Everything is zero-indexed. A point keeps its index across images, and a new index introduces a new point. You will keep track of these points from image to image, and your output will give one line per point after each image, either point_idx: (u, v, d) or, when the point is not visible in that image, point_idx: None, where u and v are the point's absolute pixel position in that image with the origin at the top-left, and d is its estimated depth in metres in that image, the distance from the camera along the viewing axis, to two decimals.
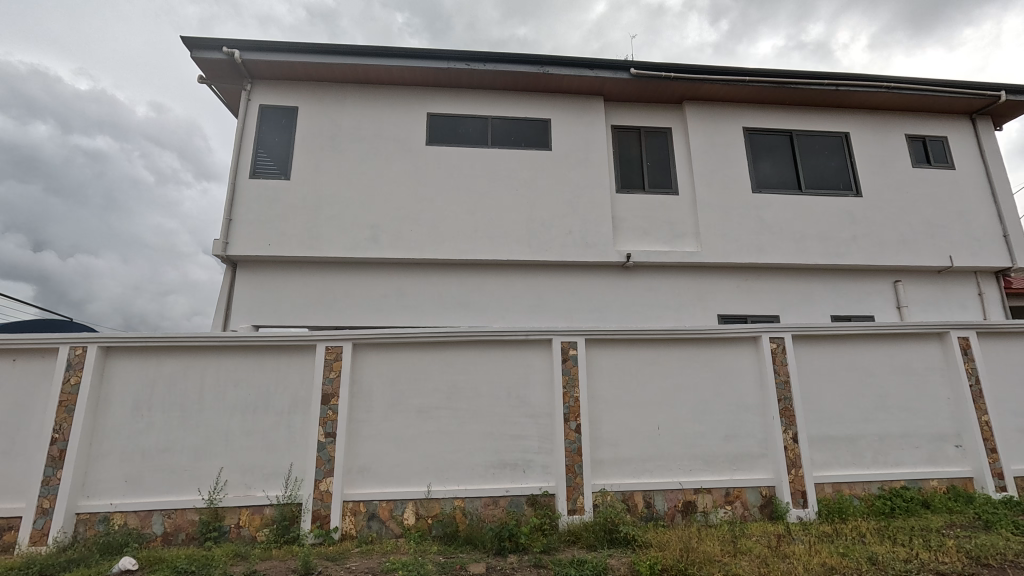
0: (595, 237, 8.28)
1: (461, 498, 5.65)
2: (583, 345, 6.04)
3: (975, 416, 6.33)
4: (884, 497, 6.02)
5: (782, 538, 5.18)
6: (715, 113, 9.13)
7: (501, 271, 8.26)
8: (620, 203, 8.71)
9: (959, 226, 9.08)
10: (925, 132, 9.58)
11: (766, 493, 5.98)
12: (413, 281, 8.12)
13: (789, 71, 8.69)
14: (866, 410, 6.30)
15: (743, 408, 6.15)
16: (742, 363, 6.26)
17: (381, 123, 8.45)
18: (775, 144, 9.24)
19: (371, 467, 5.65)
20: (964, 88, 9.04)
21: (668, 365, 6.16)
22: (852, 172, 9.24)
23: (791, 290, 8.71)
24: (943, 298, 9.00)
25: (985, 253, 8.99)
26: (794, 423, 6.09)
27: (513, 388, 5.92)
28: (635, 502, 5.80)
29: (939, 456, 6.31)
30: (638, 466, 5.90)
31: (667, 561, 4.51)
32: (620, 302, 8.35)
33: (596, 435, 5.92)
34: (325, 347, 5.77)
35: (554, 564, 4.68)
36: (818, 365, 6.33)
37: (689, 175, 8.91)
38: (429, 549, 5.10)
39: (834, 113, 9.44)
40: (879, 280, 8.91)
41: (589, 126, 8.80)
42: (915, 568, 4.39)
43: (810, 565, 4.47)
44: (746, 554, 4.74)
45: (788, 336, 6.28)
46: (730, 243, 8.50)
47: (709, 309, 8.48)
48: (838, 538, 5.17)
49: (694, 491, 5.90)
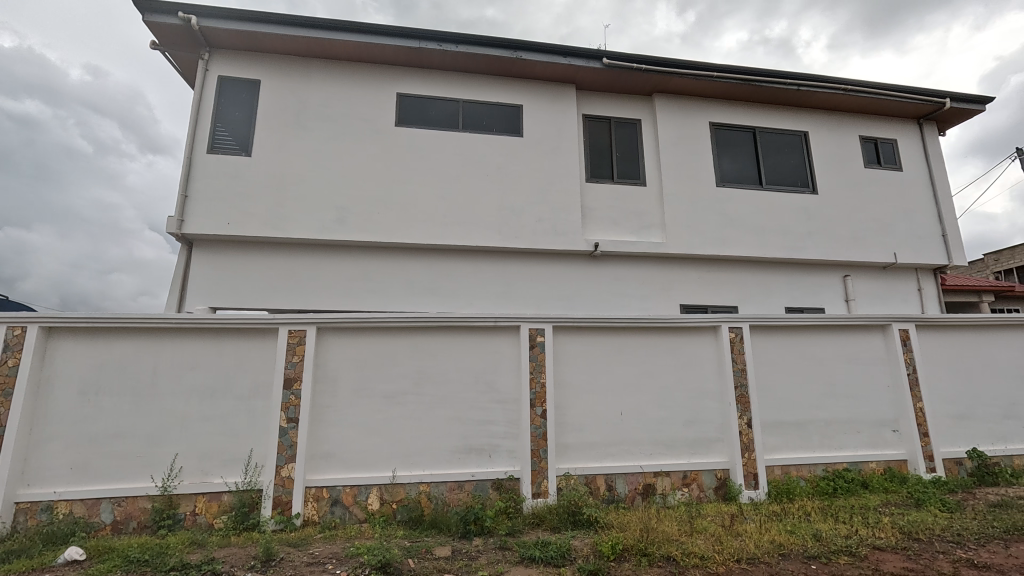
0: (564, 226, 8.33)
1: (426, 483, 5.64)
2: (550, 332, 6.11)
3: (911, 402, 6.79)
4: (828, 478, 6.39)
5: (735, 518, 5.44)
6: (683, 106, 9.30)
7: (469, 257, 8.22)
8: (590, 193, 8.77)
9: (903, 224, 9.62)
10: (877, 135, 10.06)
11: (720, 476, 6.24)
12: (380, 264, 7.98)
13: (754, 69, 8.94)
14: (815, 397, 6.66)
15: (701, 395, 6.37)
16: (701, 351, 6.48)
17: (347, 101, 8.18)
18: (738, 140, 9.50)
19: (335, 452, 5.58)
20: (913, 93, 9.54)
21: (631, 351, 6.32)
22: (808, 170, 9.62)
23: (749, 282, 9.05)
24: (886, 293, 9.57)
25: (925, 250, 9.59)
26: (748, 409, 6.38)
27: (481, 374, 5.95)
28: (597, 485, 5.96)
29: (880, 440, 6.74)
30: (601, 451, 6.06)
31: (628, 542, 4.68)
32: (586, 290, 8.45)
33: (561, 420, 6.02)
34: (287, 330, 5.63)
35: (518, 546, 4.78)
36: (773, 354, 6.63)
37: (657, 167, 9.06)
38: (394, 534, 5.09)
39: (795, 112, 9.78)
40: (830, 275, 9.37)
41: (560, 114, 8.79)
42: (855, 544, 4.70)
43: (761, 543, 4.71)
44: (702, 533, 4.97)
45: (746, 326, 6.55)
46: (693, 235, 8.73)
47: (672, 298, 8.69)
48: (786, 517, 5.47)
49: (653, 474, 6.10)
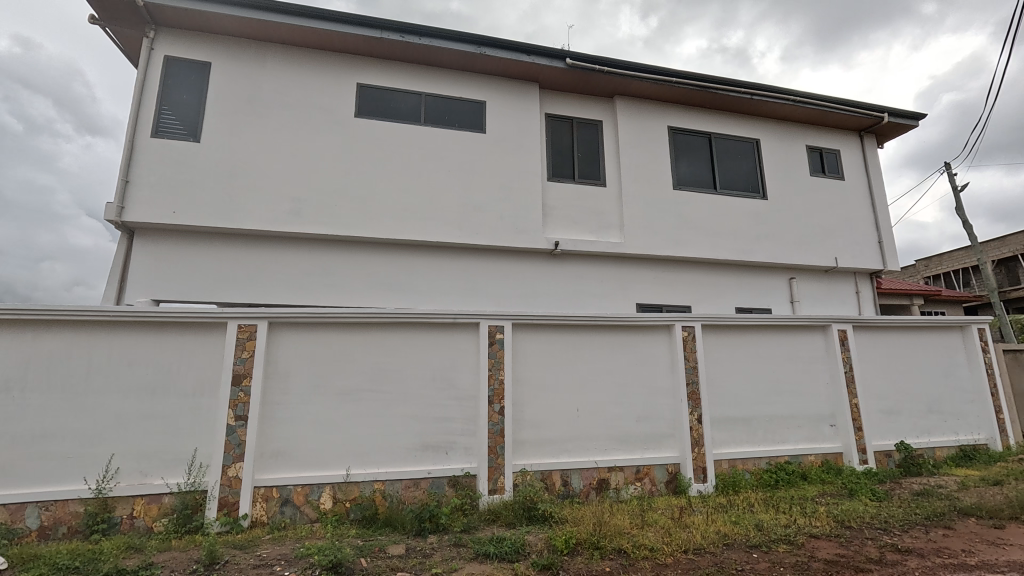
0: (525, 224, 8.37)
1: (381, 481, 5.56)
2: (510, 329, 6.14)
3: (847, 398, 7.21)
4: (771, 471, 6.71)
5: (683, 510, 5.64)
6: (643, 110, 9.51)
7: (429, 252, 8.14)
8: (551, 191, 8.84)
9: (844, 230, 10.19)
10: (822, 145, 10.60)
11: (671, 470, 6.44)
12: (337, 258, 7.78)
13: (711, 76, 9.23)
14: (761, 394, 6.97)
15: (655, 392, 6.56)
16: (656, 349, 6.67)
17: (304, 89, 7.92)
18: (695, 145, 9.80)
19: (286, 451, 5.41)
20: (855, 107, 10.10)
21: (589, 349, 6.43)
22: (759, 176, 10.03)
23: (702, 283, 9.36)
24: (828, 296, 10.11)
25: (863, 256, 10.19)
26: (699, 405, 6.61)
27: (439, 370, 5.91)
28: (553, 481, 6.04)
29: (818, 434, 7.13)
30: (558, 447, 6.14)
31: (581, 536, 4.78)
32: (546, 288, 8.52)
33: (518, 417, 6.06)
34: (237, 325, 5.41)
35: (473, 542, 4.78)
36: (723, 353, 6.90)
37: (616, 168, 9.22)
38: (346, 533, 5.00)
39: (748, 120, 10.17)
40: (777, 277, 9.82)
41: (523, 112, 8.81)
42: (793, 532, 4.96)
43: (707, 534, 4.90)
44: (652, 525, 5.12)
45: (698, 325, 6.78)
46: (650, 236, 8.95)
47: (629, 297, 8.89)
48: (731, 508, 5.72)
49: (607, 469, 6.23)
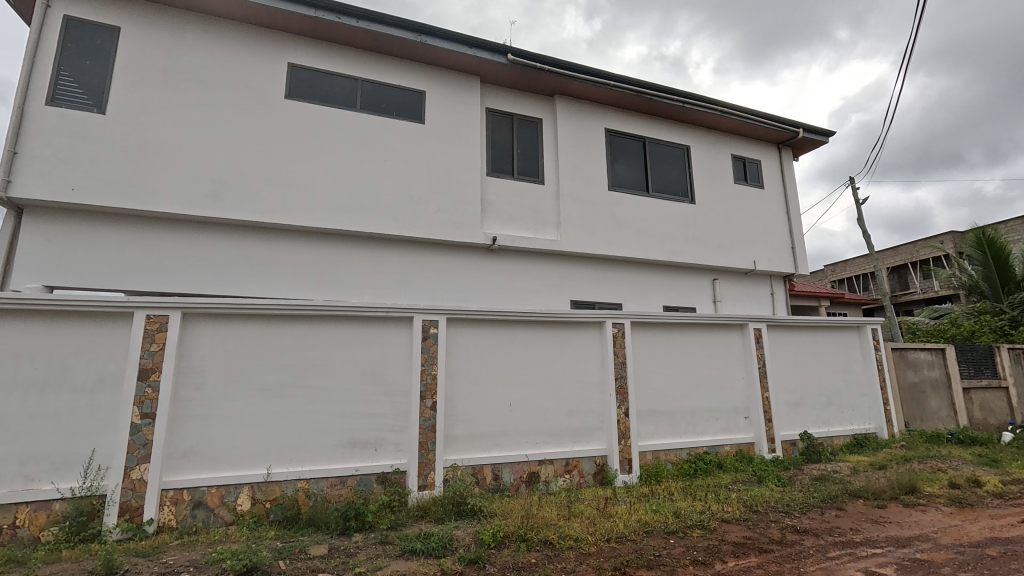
0: (462, 218, 8.30)
1: (304, 480, 5.34)
2: (444, 323, 6.08)
3: (759, 392, 7.76)
4: (690, 461, 7.09)
5: (608, 500, 5.85)
6: (582, 111, 9.70)
7: (363, 243, 7.89)
8: (490, 186, 8.82)
9: (763, 235, 10.92)
10: (745, 155, 11.29)
11: (599, 462, 6.66)
12: (263, 246, 7.37)
13: (647, 83, 9.57)
14: (683, 388, 7.35)
15: (585, 386, 6.74)
16: (587, 345, 6.85)
17: (229, 64, 7.41)
18: (630, 148, 10.13)
19: (200, 450, 5.07)
20: (775, 121, 10.85)
21: (522, 344, 6.50)
22: (689, 181, 10.53)
23: (633, 281, 9.72)
24: (746, 296, 10.81)
25: (778, 260, 10.97)
26: (626, 399, 6.86)
27: (369, 365, 5.75)
28: (484, 475, 6.06)
29: (734, 425, 7.62)
30: (490, 441, 6.17)
31: (509, 529, 4.84)
32: (483, 283, 8.52)
33: (450, 412, 6.03)
34: (145, 316, 4.99)
35: (399, 539, 4.71)
36: (650, 349, 7.20)
37: (555, 166, 9.36)
38: (265, 535, 4.77)
39: (680, 127, 10.64)
40: (701, 278, 10.38)
41: (464, 105, 8.73)
42: (707, 518, 5.28)
43: (629, 522, 5.11)
44: (578, 516, 5.27)
45: (628, 323, 7.03)
46: (586, 235, 9.17)
47: (564, 294, 9.07)
48: (653, 497, 5.99)
49: (538, 463, 6.34)
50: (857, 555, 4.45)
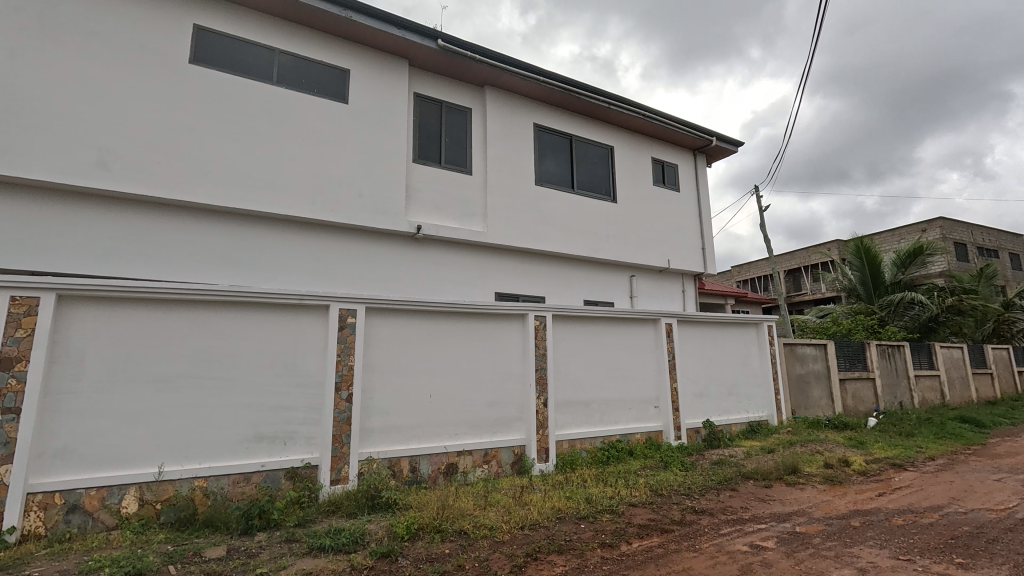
0: (386, 204, 8.05)
1: (202, 478, 4.95)
2: (363, 312, 5.88)
3: (669, 383, 8.25)
4: (604, 449, 7.39)
5: (525, 489, 5.97)
6: (512, 104, 9.73)
7: (276, 226, 7.42)
8: (416, 173, 8.61)
9: (677, 236, 11.58)
10: (664, 158, 11.88)
11: (517, 451, 6.77)
12: (160, 224, 6.70)
13: (575, 81, 9.78)
14: (599, 379, 7.65)
15: (506, 378, 6.81)
16: (510, 336, 6.92)
17: (122, 19, 6.63)
18: (557, 145, 10.31)
19: (76, 449, 4.54)
20: (691, 128, 11.51)
21: (444, 335, 6.44)
22: (612, 181, 10.91)
23: (556, 275, 9.94)
24: (660, 293, 11.44)
25: (690, 259, 11.69)
26: (545, 390, 7.02)
27: (279, 355, 5.44)
28: (401, 467, 5.95)
29: (644, 414, 8.04)
30: (408, 433, 6.06)
31: (424, 521, 4.80)
32: (406, 273, 8.32)
33: (367, 403, 5.85)
34: (8, 297, 4.37)
35: (307, 537, 4.51)
36: (569, 341, 7.42)
37: (483, 158, 9.32)
38: (154, 539, 4.37)
39: (605, 127, 10.98)
40: (620, 274, 10.83)
41: (391, 87, 8.43)
42: (616, 503, 5.54)
43: (543, 510, 5.25)
44: (494, 506, 5.33)
45: (549, 316, 7.19)
46: (511, 228, 9.24)
47: (488, 286, 9.09)
48: (567, 484, 6.19)
49: (456, 454, 6.33)
50: (745, 531, 4.87)
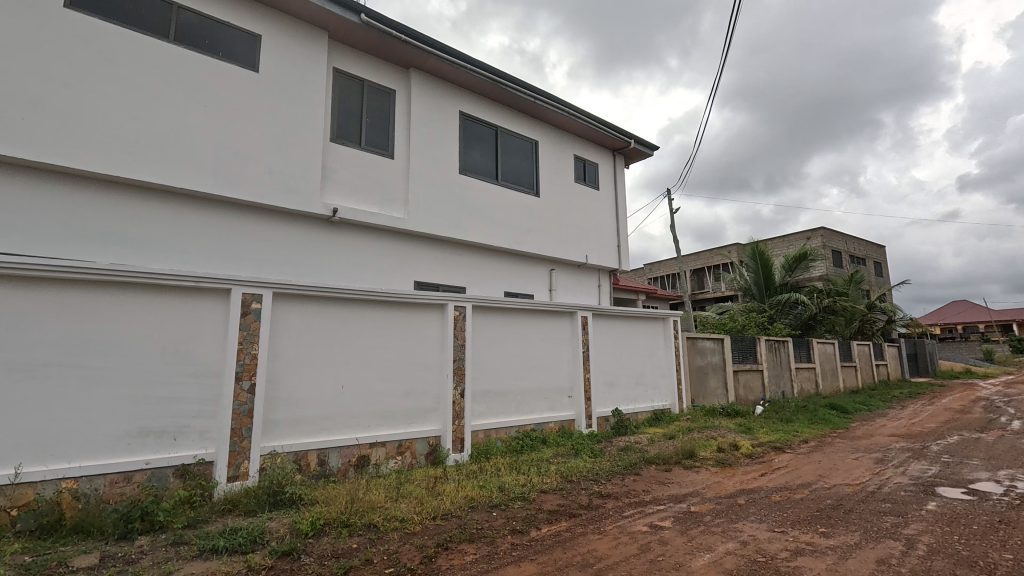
0: (299, 184, 7.57)
1: (71, 479, 4.39)
2: (270, 298, 5.51)
3: (582, 373, 8.57)
4: (519, 438, 7.52)
5: (438, 479, 5.93)
6: (438, 89, 9.52)
7: (171, 200, 6.71)
8: (333, 154, 8.18)
9: (595, 232, 12.01)
10: (586, 156, 12.24)
11: (432, 442, 6.70)
12: (23, 190, 5.81)
13: (503, 73, 9.77)
14: (517, 369, 7.77)
15: (423, 368, 6.71)
16: (428, 326, 6.82)
17: None
18: (483, 135, 10.26)
19: None
20: (612, 129, 11.95)
21: (359, 323, 6.22)
22: (535, 175, 11.06)
23: (478, 266, 9.93)
24: (578, 287, 11.81)
25: (607, 256, 12.18)
26: (463, 380, 7.01)
27: (170, 343, 4.96)
28: (307, 461, 5.67)
29: (558, 404, 8.29)
30: (316, 425, 5.78)
31: (330, 515, 4.62)
32: (319, 257, 7.90)
33: (272, 395, 5.50)
34: None
35: (197, 538, 4.17)
36: (488, 331, 7.45)
37: (406, 142, 9.05)
38: (6, 550, 3.80)
39: (531, 122, 11.09)
40: (540, 267, 11.04)
41: (308, 60, 7.91)
42: (528, 490, 5.67)
43: (456, 499, 5.25)
44: (406, 497, 5.24)
45: (469, 306, 7.17)
46: (433, 216, 9.08)
47: (408, 274, 8.88)
48: (481, 474, 6.24)
49: (368, 446, 6.14)
50: (645, 512, 5.20)
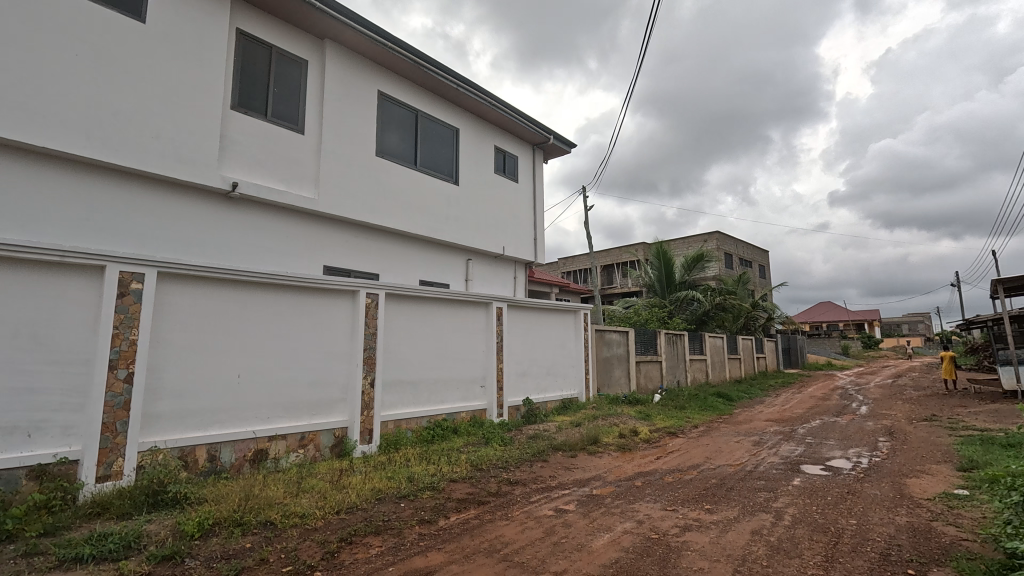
0: (193, 153, 6.86)
1: None
2: (154, 278, 4.97)
3: (495, 363, 8.66)
4: (429, 428, 7.43)
5: (343, 472, 5.71)
6: (355, 65, 9.05)
7: (29, 160, 5.77)
8: (234, 123, 7.49)
9: (513, 225, 12.13)
10: (506, 148, 12.30)
11: (338, 434, 6.42)
12: None
13: (425, 55, 9.50)
14: (430, 359, 7.67)
15: (330, 357, 6.41)
16: (337, 313, 6.52)
17: None
18: (402, 117, 9.93)
19: None
20: (533, 123, 12.11)
21: (258, 308, 5.80)
22: (455, 163, 10.92)
23: (392, 253, 9.63)
24: (493, 278, 11.88)
25: (523, 248, 12.36)
26: (373, 370, 6.79)
27: (26, 325, 4.33)
28: (195, 457, 5.20)
29: (471, 393, 8.32)
30: (206, 418, 5.32)
31: (221, 514, 4.29)
32: (214, 235, 7.20)
33: (154, 385, 4.97)
34: None
35: (56, 547, 3.66)
36: (401, 320, 7.28)
37: (318, 118, 8.51)
38: None
39: (452, 108, 10.92)
40: (457, 256, 10.96)
41: (207, 16, 7.14)
42: (437, 480, 5.64)
43: (361, 492, 5.09)
44: (308, 492, 4.99)
45: (382, 294, 6.94)
46: (346, 198, 8.66)
47: (316, 258, 8.40)
48: (389, 465, 6.09)
49: (267, 439, 5.75)
50: (551, 497, 5.38)
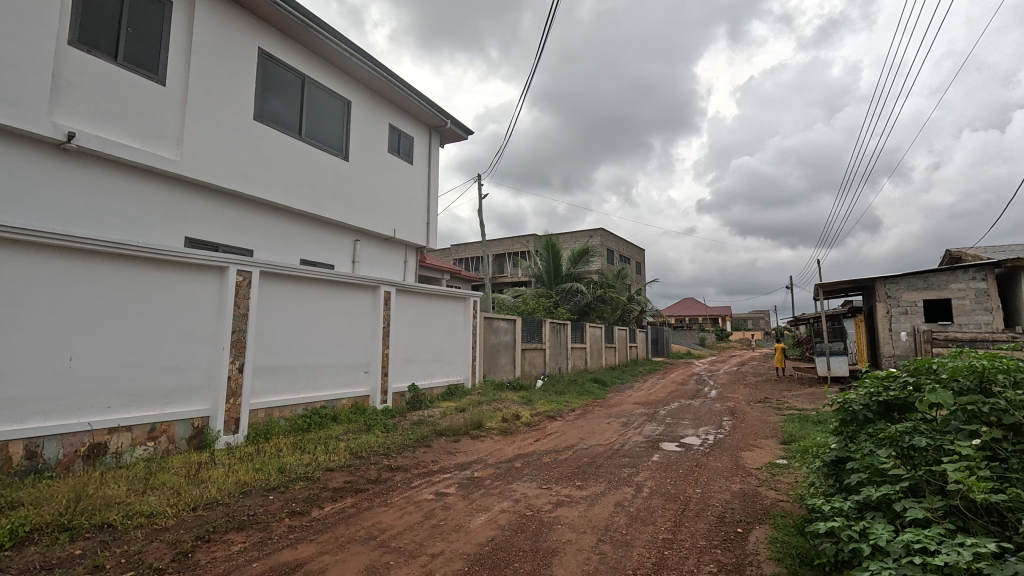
0: (14, 92, 5.67)
1: None
2: None
3: (380, 349, 8.43)
4: (305, 416, 7.01)
5: (203, 465, 5.19)
6: (232, 15, 8.11)
7: None
8: (71, 62, 6.31)
9: (405, 207, 11.81)
10: (401, 128, 11.89)
11: (197, 424, 5.81)
12: None
13: (315, 17, 8.81)
14: (308, 343, 7.24)
15: (191, 338, 5.77)
16: (200, 290, 5.89)
17: None
18: (286, 81, 9.14)
19: None
20: (430, 105, 11.85)
21: (99, 282, 5.05)
22: (345, 137, 10.32)
23: (270, 228, 8.87)
24: (382, 261, 11.49)
25: (415, 232, 12.10)
26: (242, 354, 6.23)
27: None
28: (7, 455, 4.38)
29: (353, 380, 8.00)
30: (23, 408, 4.50)
31: (42, 519, 3.70)
32: (40, 193, 6.04)
33: None
34: None
35: None
36: (277, 301, 6.78)
37: (183, 69, 7.51)
38: None
39: (344, 79, 10.29)
40: (344, 236, 10.41)
41: None
42: (312, 469, 5.37)
43: (223, 485, 4.69)
44: (158, 489, 4.47)
45: (255, 272, 6.39)
46: (216, 163, 7.78)
47: (177, 228, 7.44)
48: (257, 456, 5.66)
49: (106, 432, 5.02)
50: (432, 481, 5.40)
